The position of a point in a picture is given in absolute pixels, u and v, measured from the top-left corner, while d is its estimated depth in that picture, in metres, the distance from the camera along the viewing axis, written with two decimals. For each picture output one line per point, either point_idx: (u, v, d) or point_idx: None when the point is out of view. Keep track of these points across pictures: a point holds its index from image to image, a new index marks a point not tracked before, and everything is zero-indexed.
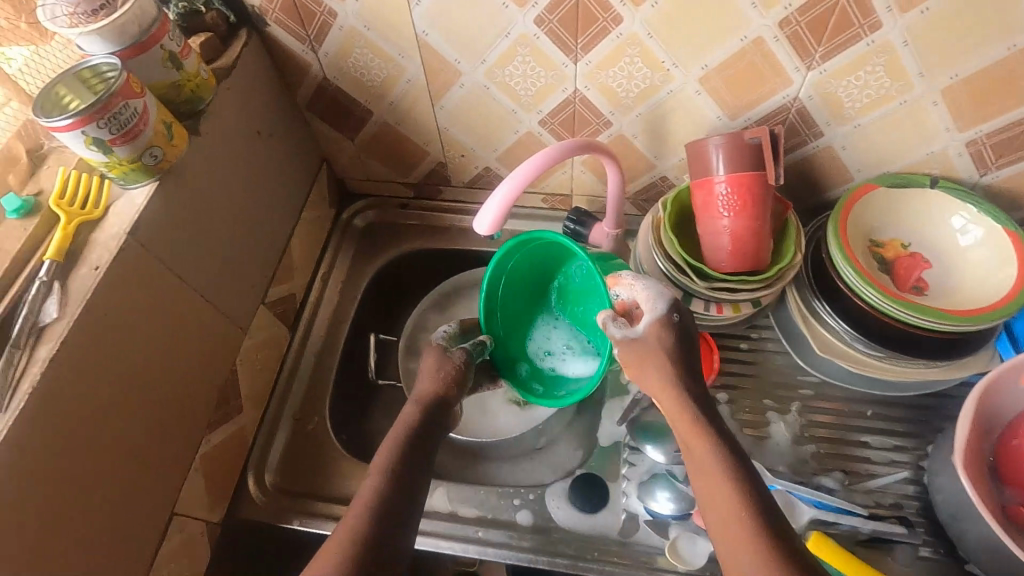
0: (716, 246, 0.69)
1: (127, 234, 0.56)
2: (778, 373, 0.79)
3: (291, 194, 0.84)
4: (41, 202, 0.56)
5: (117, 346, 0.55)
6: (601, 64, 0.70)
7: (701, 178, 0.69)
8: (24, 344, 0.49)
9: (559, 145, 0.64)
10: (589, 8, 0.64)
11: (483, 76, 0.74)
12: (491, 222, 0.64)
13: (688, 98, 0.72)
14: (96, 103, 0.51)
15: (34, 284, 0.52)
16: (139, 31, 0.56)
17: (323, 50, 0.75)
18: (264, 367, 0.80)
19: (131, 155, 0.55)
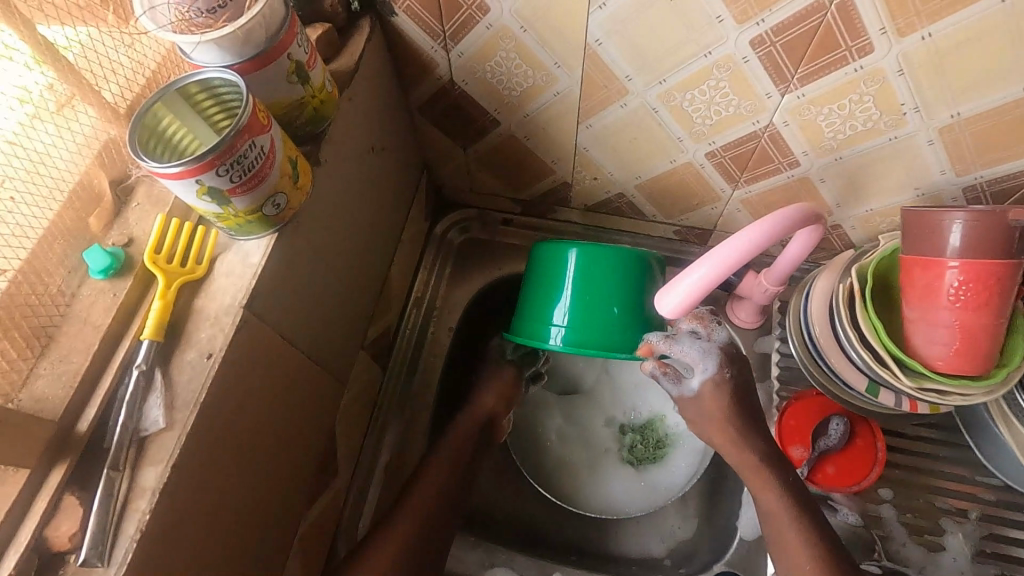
0: (933, 339, 0.56)
1: (244, 307, 0.43)
2: (953, 469, 0.68)
3: (394, 213, 0.71)
4: (132, 255, 0.44)
5: (231, 449, 0.44)
6: (817, 98, 0.55)
7: (924, 255, 0.55)
8: (125, 462, 0.38)
9: (779, 216, 0.51)
10: (832, 33, 0.49)
11: (655, 98, 0.60)
12: (678, 302, 0.54)
13: (913, 148, 0.57)
14: (219, 144, 0.38)
15: (130, 373, 0.41)
16: (266, 38, 0.42)
17: (457, 50, 0.60)
18: (358, 418, 0.69)
19: (251, 206, 0.43)
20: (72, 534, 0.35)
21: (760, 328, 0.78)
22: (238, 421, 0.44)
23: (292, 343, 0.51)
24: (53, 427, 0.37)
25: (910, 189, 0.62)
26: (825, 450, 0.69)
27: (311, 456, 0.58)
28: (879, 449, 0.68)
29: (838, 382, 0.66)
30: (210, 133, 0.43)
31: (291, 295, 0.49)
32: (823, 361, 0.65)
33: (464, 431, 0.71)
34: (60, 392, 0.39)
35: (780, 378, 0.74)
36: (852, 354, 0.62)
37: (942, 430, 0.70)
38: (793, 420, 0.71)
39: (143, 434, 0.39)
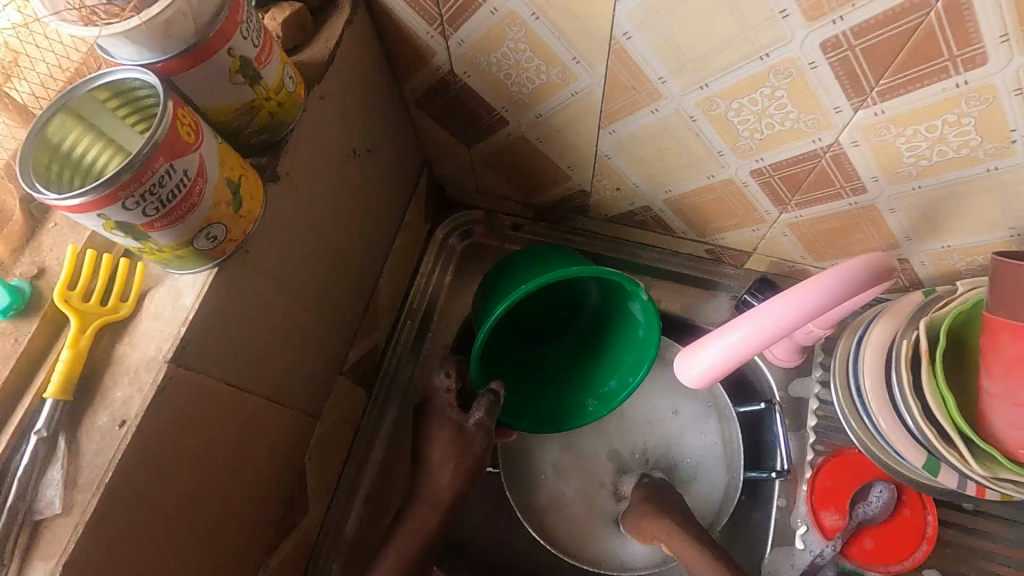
0: (1017, 423, 0.46)
1: (170, 361, 0.36)
2: (1018, 554, 0.58)
3: (384, 220, 0.63)
4: (42, 290, 0.36)
5: (156, 524, 0.37)
6: (901, 117, 0.44)
7: (1018, 321, 0.44)
8: (12, 553, 0.32)
9: (840, 273, 0.40)
10: (933, 38, 0.37)
11: (693, 104, 0.49)
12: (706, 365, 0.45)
13: (1018, 183, 0.46)
14: (123, 171, 0.30)
15: (29, 439, 0.34)
16: (196, 29, 0.33)
17: (457, 37, 0.50)
18: (335, 447, 0.62)
19: (178, 240, 0.35)
20: None
21: (798, 368, 0.67)
22: (164, 491, 0.37)
23: (243, 388, 0.44)
24: None
25: (1004, 229, 0.50)
26: (863, 519, 0.60)
27: (272, 501, 0.52)
28: (929, 524, 0.59)
29: (888, 450, 0.56)
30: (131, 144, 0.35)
31: (240, 335, 0.42)
32: (873, 425, 0.55)
33: (452, 472, 0.63)
34: None
35: (816, 429, 0.65)
36: (910, 423, 0.52)
37: (1007, 506, 0.60)
38: (829, 481, 0.62)
39: (37, 518, 0.32)
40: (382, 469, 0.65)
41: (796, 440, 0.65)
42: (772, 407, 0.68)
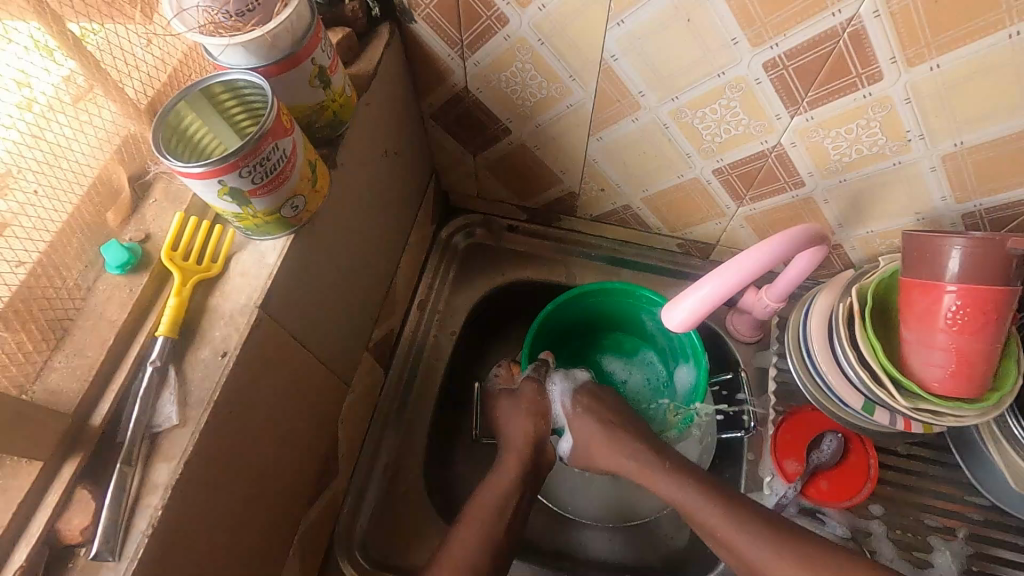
0: (929, 361, 0.57)
1: (259, 307, 0.44)
2: (941, 487, 0.70)
3: (402, 216, 0.72)
4: (149, 251, 0.44)
5: (239, 447, 0.44)
6: (826, 121, 0.56)
7: (924, 278, 0.57)
8: (137, 457, 0.38)
9: (784, 240, 0.53)
10: (844, 60, 0.50)
11: (666, 114, 0.61)
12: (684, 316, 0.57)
13: (916, 174, 0.58)
14: (243, 146, 0.39)
15: (144, 369, 0.41)
16: (292, 42, 0.42)
17: (474, 59, 0.61)
18: (359, 418, 0.69)
19: (271, 207, 0.43)
20: (83, 527, 0.36)
21: (758, 342, 0.78)
22: (248, 420, 0.45)
23: (303, 344, 0.52)
24: (67, 421, 0.37)
25: (911, 213, 0.63)
26: (819, 464, 0.70)
27: (313, 455, 0.58)
28: (872, 465, 0.69)
29: (834, 400, 0.67)
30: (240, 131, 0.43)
31: (302, 296, 0.50)
32: (821, 379, 0.66)
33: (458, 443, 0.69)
34: (74, 384, 0.39)
35: (776, 393, 0.75)
36: (849, 372, 0.63)
37: (933, 449, 0.72)
38: (789, 434, 0.72)
39: (156, 430, 0.39)
40: (400, 439, 0.72)
41: (760, 403, 0.75)
42: (739, 377, 0.78)
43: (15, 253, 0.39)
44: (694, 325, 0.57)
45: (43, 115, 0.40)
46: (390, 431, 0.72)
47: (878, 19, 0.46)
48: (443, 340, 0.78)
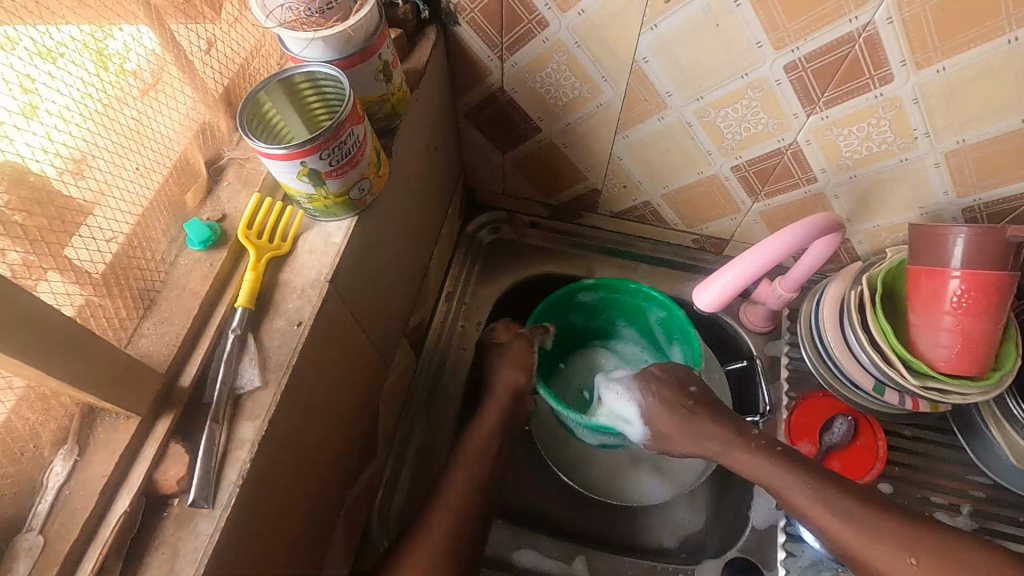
0: (936, 342, 0.62)
1: (329, 282, 0.47)
2: (945, 468, 0.74)
3: (436, 209, 0.76)
4: (226, 230, 0.47)
5: (306, 414, 0.47)
6: (839, 120, 0.61)
7: (931, 265, 0.61)
8: (223, 415, 0.41)
9: (792, 232, 0.57)
10: (858, 63, 0.55)
11: (691, 113, 0.65)
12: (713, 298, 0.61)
13: (922, 170, 0.63)
14: (325, 130, 0.42)
15: (226, 337, 0.44)
16: (364, 39, 0.46)
17: (511, 60, 0.65)
18: (395, 400, 0.72)
19: (341, 188, 0.47)
20: (179, 478, 0.39)
21: (771, 332, 0.82)
22: (314, 389, 0.48)
23: (357, 323, 0.55)
24: (161, 381, 0.40)
25: (915, 208, 0.68)
26: (830, 446, 0.74)
27: (358, 431, 0.61)
28: (880, 446, 0.73)
29: (846, 383, 0.71)
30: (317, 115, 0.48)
31: (360, 276, 0.53)
32: (834, 363, 0.70)
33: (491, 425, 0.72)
34: (165, 348, 0.42)
35: (789, 380, 0.79)
36: (861, 355, 0.67)
37: (937, 432, 0.76)
38: (802, 417, 0.76)
39: (239, 391, 0.42)
40: (432, 423, 0.75)
41: (773, 389, 0.79)
42: (753, 366, 0.82)
43: (110, 228, 0.42)
44: (719, 306, 0.62)
45: (115, 99, 0.42)
46: (423, 416, 0.75)
47: (890, 26, 0.51)
48: (471, 329, 0.81)
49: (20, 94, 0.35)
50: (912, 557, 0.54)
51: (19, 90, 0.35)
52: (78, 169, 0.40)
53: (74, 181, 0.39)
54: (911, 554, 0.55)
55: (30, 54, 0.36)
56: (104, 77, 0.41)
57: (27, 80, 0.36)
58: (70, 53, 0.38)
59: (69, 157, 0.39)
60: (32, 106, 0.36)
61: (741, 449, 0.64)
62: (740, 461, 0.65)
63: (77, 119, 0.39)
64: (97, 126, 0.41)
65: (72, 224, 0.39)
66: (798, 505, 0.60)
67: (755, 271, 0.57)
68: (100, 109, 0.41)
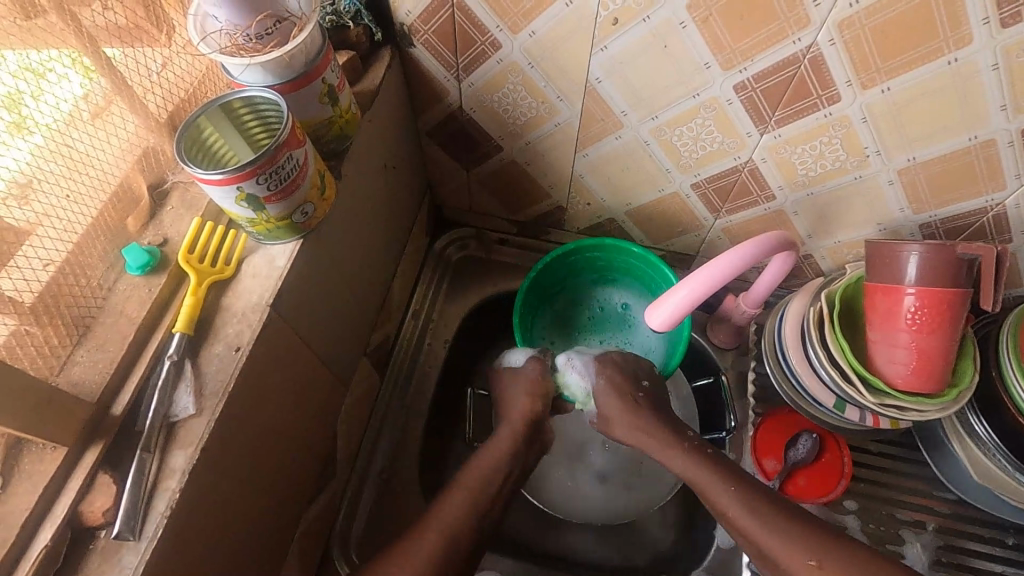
0: (893, 359, 0.62)
1: (270, 306, 0.47)
2: (911, 483, 0.74)
3: (400, 227, 0.76)
4: (167, 254, 0.47)
5: (245, 440, 0.47)
6: (792, 139, 0.61)
7: (886, 281, 0.61)
8: (155, 444, 0.41)
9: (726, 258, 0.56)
10: (805, 83, 0.55)
11: (647, 132, 0.66)
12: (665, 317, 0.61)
13: (876, 187, 0.64)
14: (262, 155, 0.42)
15: (162, 363, 0.44)
16: (305, 63, 0.46)
17: (468, 80, 0.65)
18: (356, 420, 0.71)
19: (282, 212, 0.46)
20: (104, 509, 0.38)
21: (738, 348, 0.82)
22: (255, 415, 0.47)
23: (307, 346, 0.55)
24: (90, 410, 0.40)
25: (873, 224, 0.68)
26: (796, 462, 0.73)
27: (311, 452, 0.60)
28: (846, 463, 0.72)
29: (808, 400, 0.71)
30: (257, 142, 0.48)
31: (310, 298, 0.53)
32: (796, 380, 0.70)
33: None
34: (96, 376, 0.42)
35: (755, 396, 0.79)
36: (822, 371, 0.67)
37: (903, 447, 0.75)
38: (767, 434, 0.75)
39: (173, 419, 0.42)
40: (395, 443, 0.74)
41: (740, 405, 0.79)
42: (720, 382, 0.82)
43: (46, 253, 0.42)
44: (674, 325, 0.61)
45: (64, 123, 0.43)
46: (385, 436, 0.74)
47: (833, 47, 0.52)
48: (436, 347, 0.81)
49: (9, 111, 0.39)
50: (812, 560, 0.55)
51: (9, 106, 0.39)
52: (22, 195, 0.40)
53: (17, 206, 0.40)
54: (812, 556, 0.55)
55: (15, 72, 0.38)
56: (46, 108, 0.41)
57: (13, 95, 0.39)
58: (58, 71, 0.41)
59: (14, 183, 0.40)
60: (19, 121, 0.39)
61: (672, 442, 0.66)
62: (670, 459, 0.66)
63: (17, 147, 0.40)
64: (45, 151, 0.42)
65: (13, 248, 0.40)
66: (717, 502, 0.61)
67: (694, 297, 0.58)
68: (43, 136, 0.41)
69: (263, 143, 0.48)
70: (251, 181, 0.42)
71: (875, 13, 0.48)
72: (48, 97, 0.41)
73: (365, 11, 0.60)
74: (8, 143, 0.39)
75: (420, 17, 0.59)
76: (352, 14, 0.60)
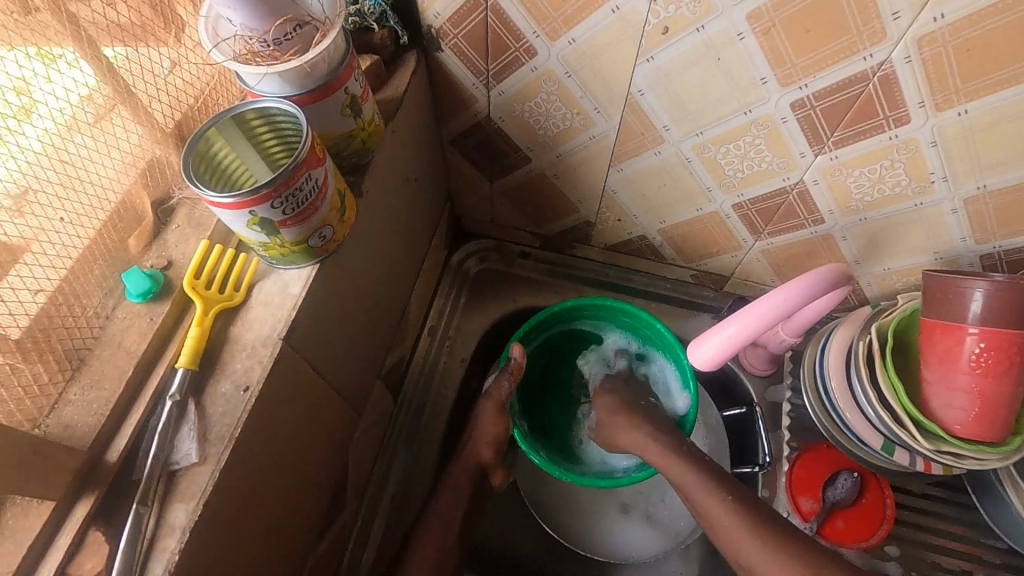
0: (951, 403, 0.57)
1: (283, 339, 0.42)
2: (958, 529, 0.69)
3: (419, 241, 0.71)
4: (171, 279, 0.43)
5: (253, 484, 0.43)
6: (849, 161, 0.57)
7: (946, 319, 0.56)
8: (153, 496, 0.37)
9: (783, 293, 0.52)
10: (873, 102, 0.50)
11: (689, 148, 0.61)
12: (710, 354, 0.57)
13: (937, 215, 0.59)
14: (278, 175, 0.38)
15: (163, 403, 0.39)
16: (328, 71, 0.42)
17: (498, 89, 0.61)
18: (368, 445, 0.67)
19: (299, 237, 0.42)
20: (96, 573, 0.34)
21: (771, 376, 0.78)
22: (264, 456, 0.43)
23: (320, 375, 0.50)
24: (81, 458, 0.36)
25: (929, 252, 0.63)
26: (834, 503, 0.69)
27: (321, 486, 0.56)
28: (888, 506, 0.68)
29: (851, 439, 0.66)
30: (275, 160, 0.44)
31: (324, 325, 0.49)
32: (839, 417, 0.65)
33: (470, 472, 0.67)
34: (90, 418, 0.38)
35: (791, 428, 0.74)
36: (869, 410, 0.62)
37: (948, 489, 0.71)
38: (803, 471, 0.71)
39: (174, 467, 0.38)
40: (408, 468, 0.70)
41: (774, 438, 0.74)
42: (753, 412, 0.77)
43: (37, 279, 0.38)
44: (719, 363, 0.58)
45: (65, 129, 0.38)
46: (398, 461, 0.70)
47: (909, 65, 0.47)
48: (453, 367, 0.77)
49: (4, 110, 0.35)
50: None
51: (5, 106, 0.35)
52: (17, 209, 0.37)
53: (11, 219, 0.36)
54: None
55: (31, 55, 0.35)
56: (42, 113, 0.37)
57: (24, 81, 0.35)
58: (70, 57, 0.37)
59: (10, 191, 0.36)
60: (30, 107, 0.36)
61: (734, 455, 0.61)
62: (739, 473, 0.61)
63: (20, 149, 0.36)
64: (42, 159, 0.37)
65: (5, 266, 0.36)
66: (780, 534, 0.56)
67: (750, 332, 0.54)
68: (42, 140, 0.37)
69: (282, 160, 0.44)
70: (263, 205, 0.38)
71: (962, 29, 0.43)
72: (56, 89, 0.37)
73: (391, 13, 0.56)
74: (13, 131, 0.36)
75: (450, 20, 0.55)
76: (377, 15, 0.56)
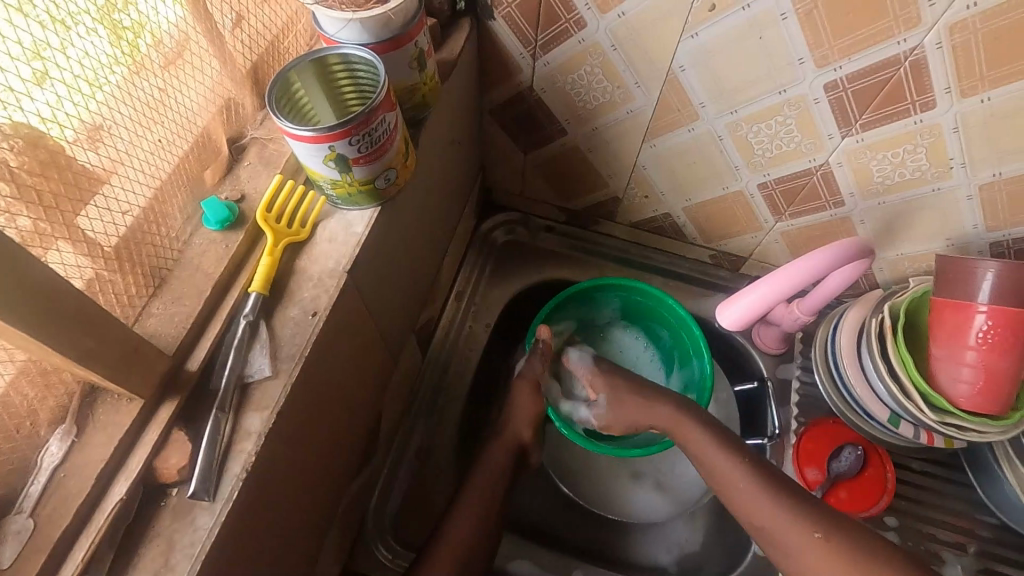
0: (958, 377, 0.60)
1: (347, 272, 0.45)
2: (954, 505, 0.72)
3: (455, 205, 0.74)
4: (244, 211, 0.46)
5: (311, 407, 0.45)
6: (875, 144, 0.60)
7: (955, 297, 0.59)
8: (229, 404, 0.40)
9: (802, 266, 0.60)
10: (902, 86, 0.53)
11: (722, 126, 0.64)
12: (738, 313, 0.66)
13: (953, 201, 0.62)
14: (357, 114, 0.40)
15: (237, 322, 0.42)
16: (402, 24, 0.45)
17: (544, 59, 0.63)
18: (397, 397, 0.70)
19: (367, 176, 0.45)
20: (180, 468, 0.37)
21: (783, 355, 0.81)
22: (321, 384, 0.46)
23: (370, 316, 0.53)
24: (167, 364, 0.39)
25: (941, 238, 0.67)
26: (838, 474, 0.71)
27: (359, 426, 0.59)
28: (889, 480, 0.71)
29: (858, 412, 0.70)
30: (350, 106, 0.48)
31: (377, 267, 0.52)
32: (849, 391, 0.69)
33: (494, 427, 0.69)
34: (173, 330, 0.40)
35: (799, 404, 0.77)
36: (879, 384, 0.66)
37: (946, 469, 0.74)
38: (810, 443, 0.74)
39: (248, 380, 0.41)
40: (434, 423, 0.73)
41: (783, 413, 0.77)
42: (764, 388, 0.80)
43: (128, 199, 0.40)
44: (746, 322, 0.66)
45: (135, 69, 0.39)
46: (424, 415, 0.73)
47: (939, 51, 0.50)
48: (479, 330, 0.79)
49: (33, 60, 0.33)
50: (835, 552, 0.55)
51: (30, 54, 0.33)
52: (93, 138, 0.38)
53: (88, 150, 0.37)
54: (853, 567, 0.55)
55: (44, 23, 0.33)
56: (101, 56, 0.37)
57: (38, 44, 0.33)
58: (84, 26, 0.35)
59: (86, 124, 0.37)
60: (44, 72, 0.34)
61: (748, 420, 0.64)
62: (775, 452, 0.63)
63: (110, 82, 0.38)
64: (117, 95, 0.39)
65: (84, 196, 0.37)
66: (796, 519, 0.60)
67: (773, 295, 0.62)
68: (120, 77, 0.39)
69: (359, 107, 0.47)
70: (340, 140, 0.40)
71: (993, 16, 0.46)
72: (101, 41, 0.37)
73: None
74: (36, 96, 0.34)
75: None
76: None
